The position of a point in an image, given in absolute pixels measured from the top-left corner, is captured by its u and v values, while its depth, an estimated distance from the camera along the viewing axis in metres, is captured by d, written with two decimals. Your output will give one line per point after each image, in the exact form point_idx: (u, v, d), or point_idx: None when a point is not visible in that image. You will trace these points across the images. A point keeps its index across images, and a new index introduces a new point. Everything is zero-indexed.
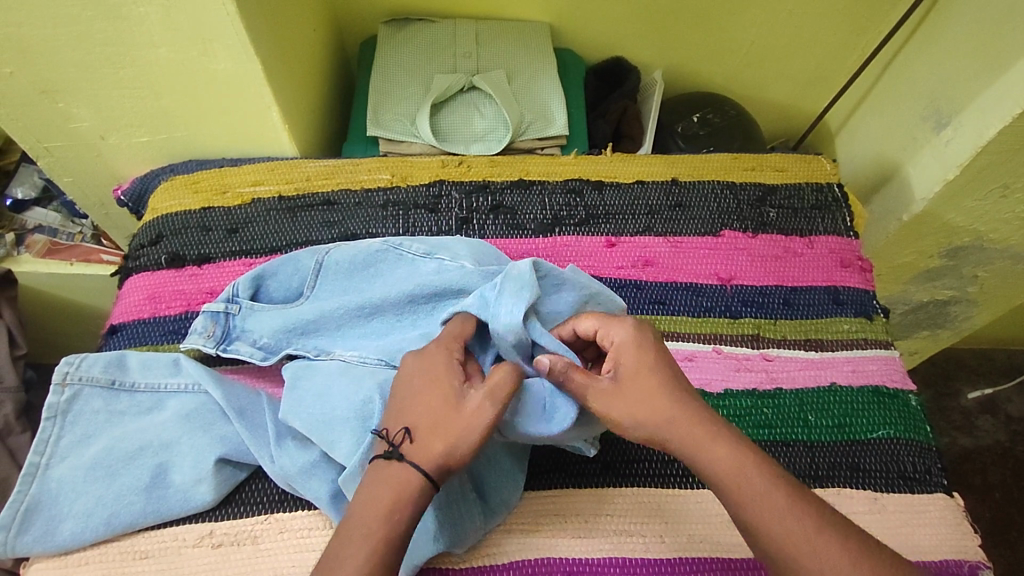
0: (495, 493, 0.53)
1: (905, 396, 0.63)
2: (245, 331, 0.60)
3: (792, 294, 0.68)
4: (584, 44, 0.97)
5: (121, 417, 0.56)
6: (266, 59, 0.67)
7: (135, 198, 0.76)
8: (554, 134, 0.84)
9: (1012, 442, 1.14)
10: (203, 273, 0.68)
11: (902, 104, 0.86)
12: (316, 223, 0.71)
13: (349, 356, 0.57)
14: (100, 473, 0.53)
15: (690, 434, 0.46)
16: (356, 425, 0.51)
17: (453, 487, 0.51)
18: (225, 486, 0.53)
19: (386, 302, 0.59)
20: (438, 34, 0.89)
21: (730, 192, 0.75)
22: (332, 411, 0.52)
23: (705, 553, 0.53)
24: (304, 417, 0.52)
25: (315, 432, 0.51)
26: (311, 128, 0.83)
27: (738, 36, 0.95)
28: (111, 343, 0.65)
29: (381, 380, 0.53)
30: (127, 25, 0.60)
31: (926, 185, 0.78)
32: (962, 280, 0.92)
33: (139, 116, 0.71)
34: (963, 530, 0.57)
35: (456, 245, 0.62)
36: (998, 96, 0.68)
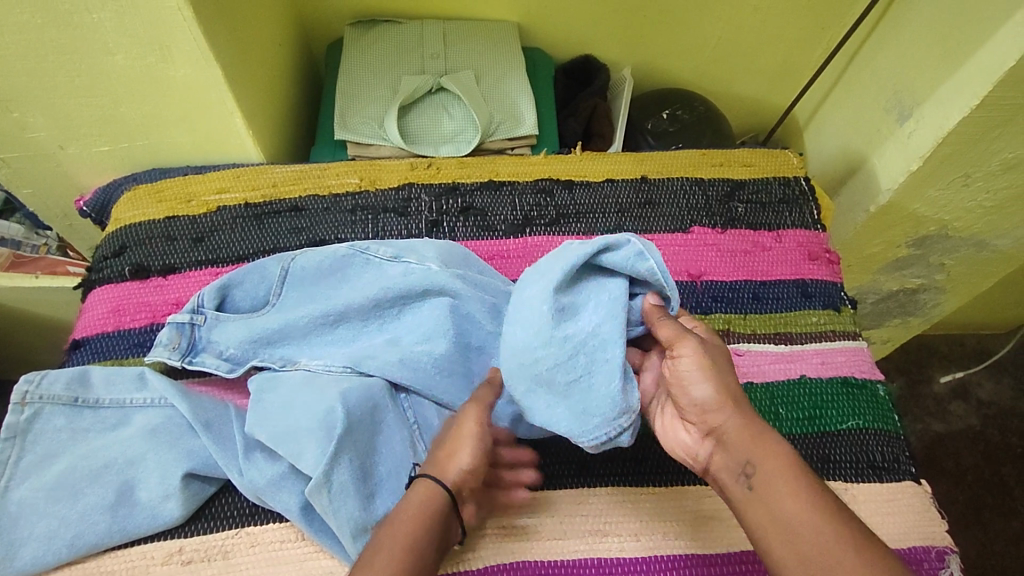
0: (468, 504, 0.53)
1: (873, 386, 0.64)
2: (210, 342, 0.58)
3: (761, 288, 0.69)
4: (553, 43, 0.97)
5: (85, 434, 0.55)
6: (226, 66, 0.66)
7: (99, 208, 0.75)
8: (524, 134, 0.83)
9: (983, 425, 1.17)
10: (168, 284, 0.66)
11: (865, 97, 0.87)
12: (283, 229, 0.70)
13: (315, 365, 0.57)
14: (63, 493, 0.51)
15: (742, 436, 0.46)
16: (323, 434, 0.50)
17: None
18: (194, 501, 0.53)
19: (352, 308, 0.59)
20: (405, 35, 0.88)
21: (699, 188, 0.75)
22: (299, 422, 0.52)
23: (678, 551, 0.54)
24: (270, 430, 0.52)
25: (281, 446, 0.51)
26: (277, 133, 0.82)
27: (706, 31, 0.95)
28: (74, 359, 0.63)
29: (348, 388, 0.53)
30: (80, 32, 0.58)
31: (890, 176, 0.79)
32: (930, 268, 0.94)
33: (98, 125, 0.70)
34: (931, 516, 0.58)
35: (416, 246, 0.62)
36: (956, 88, 0.70)
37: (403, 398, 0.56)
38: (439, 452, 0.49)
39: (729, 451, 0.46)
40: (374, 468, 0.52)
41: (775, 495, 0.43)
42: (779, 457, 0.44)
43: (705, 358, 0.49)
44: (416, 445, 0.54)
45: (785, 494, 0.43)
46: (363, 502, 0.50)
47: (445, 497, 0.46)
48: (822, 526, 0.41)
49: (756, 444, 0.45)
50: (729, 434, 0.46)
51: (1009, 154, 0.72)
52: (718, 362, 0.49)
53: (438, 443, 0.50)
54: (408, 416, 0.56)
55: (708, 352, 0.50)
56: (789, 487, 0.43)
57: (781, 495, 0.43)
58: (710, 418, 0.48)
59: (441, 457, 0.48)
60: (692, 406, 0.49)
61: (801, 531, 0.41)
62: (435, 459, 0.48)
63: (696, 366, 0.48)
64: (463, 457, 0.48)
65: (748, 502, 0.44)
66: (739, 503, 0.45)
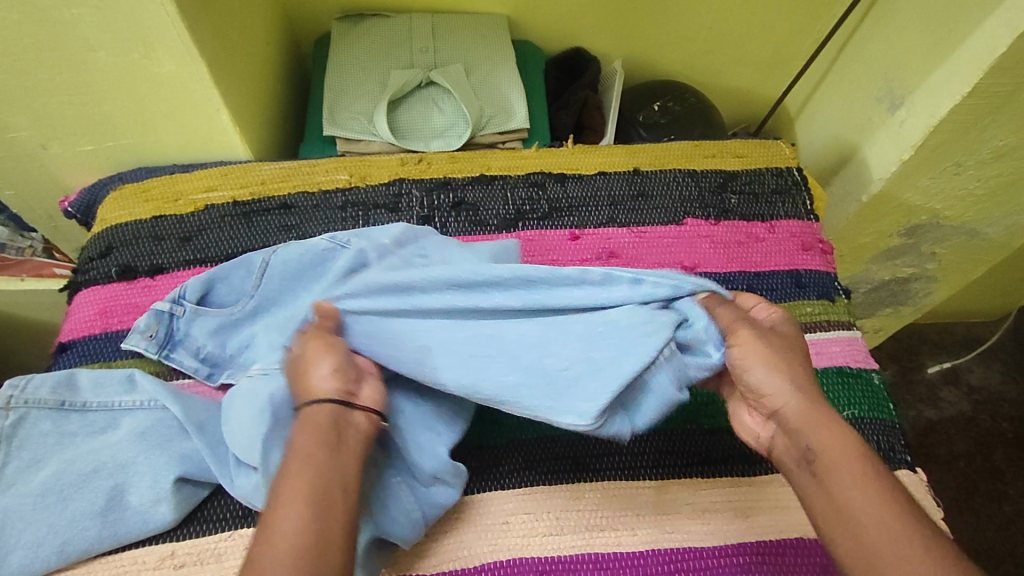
0: (427, 477, 0.51)
1: (868, 375, 0.64)
2: (187, 336, 0.59)
3: (755, 280, 0.69)
4: (543, 36, 0.96)
5: (73, 438, 0.54)
6: (212, 61, 0.65)
7: (84, 209, 0.73)
8: (515, 128, 0.83)
9: (975, 411, 1.18)
10: (157, 285, 0.65)
11: (856, 87, 0.87)
12: (273, 227, 0.69)
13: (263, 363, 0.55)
14: (51, 499, 0.50)
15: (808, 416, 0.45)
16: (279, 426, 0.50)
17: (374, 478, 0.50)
18: (186, 504, 0.52)
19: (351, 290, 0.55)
20: (394, 28, 0.87)
21: (692, 180, 0.75)
22: (261, 419, 0.51)
23: (676, 544, 0.54)
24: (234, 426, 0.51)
25: (241, 443, 0.50)
26: (265, 130, 0.81)
27: (697, 22, 0.95)
28: (61, 362, 0.62)
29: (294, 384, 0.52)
30: (61, 28, 0.57)
31: (882, 165, 0.79)
32: (922, 257, 0.94)
33: (82, 124, 0.68)
34: (926, 504, 0.58)
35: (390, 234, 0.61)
36: (947, 75, 0.70)
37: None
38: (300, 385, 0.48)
39: (792, 436, 0.45)
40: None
41: (843, 484, 0.42)
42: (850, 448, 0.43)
43: (766, 342, 0.48)
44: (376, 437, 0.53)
45: (851, 487, 0.41)
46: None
47: (335, 410, 0.45)
48: (895, 526, 0.39)
49: (818, 429, 0.44)
50: (790, 418, 0.45)
51: (1000, 142, 0.73)
52: (783, 352, 0.48)
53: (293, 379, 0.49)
54: None
55: (768, 339, 0.48)
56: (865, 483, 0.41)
57: (847, 486, 0.42)
58: (770, 402, 0.46)
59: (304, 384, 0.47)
60: (748, 390, 0.47)
61: (865, 519, 0.40)
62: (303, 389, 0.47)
63: (752, 349, 0.47)
64: (328, 372, 0.47)
65: (808, 487, 0.43)
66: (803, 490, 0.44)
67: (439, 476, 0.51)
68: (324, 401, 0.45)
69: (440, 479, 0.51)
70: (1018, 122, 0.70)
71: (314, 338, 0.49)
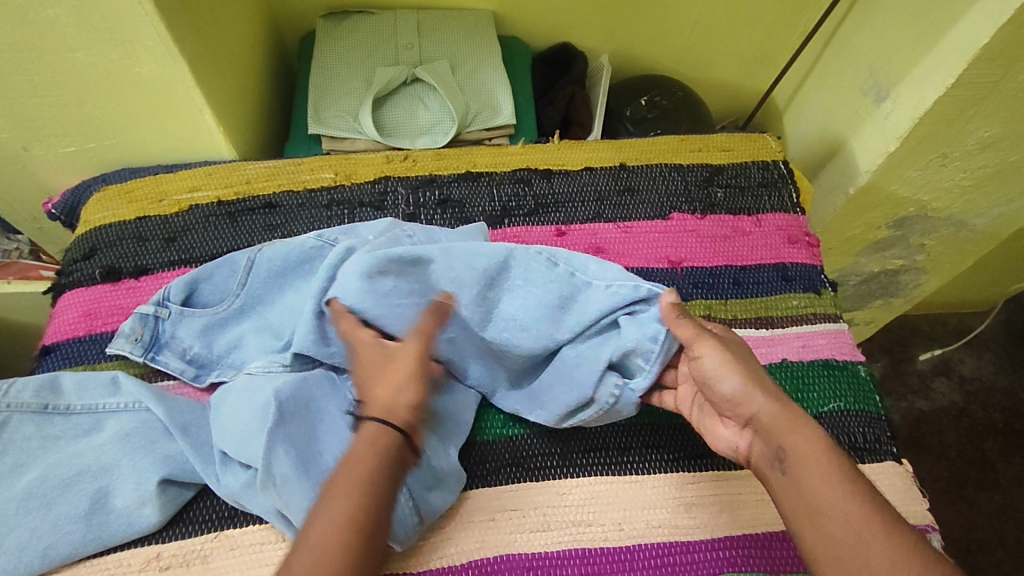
0: (430, 479, 0.51)
1: (855, 367, 0.64)
2: (173, 337, 0.59)
3: (741, 273, 0.69)
4: (529, 31, 0.96)
5: (57, 441, 0.54)
6: (193, 60, 0.64)
7: (68, 210, 0.73)
8: (501, 124, 0.82)
9: (966, 402, 1.18)
10: (141, 286, 0.65)
11: (842, 79, 0.87)
12: (258, 226, 0.69)
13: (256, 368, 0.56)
14: (34, 503, 0.50)
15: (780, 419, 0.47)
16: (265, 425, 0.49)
17: None
18: (171, 506, 0.52)
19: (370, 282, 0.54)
20: (378, 25, 0.86)
21: (678, 174, 0.75)
22: (249, 422, 0.51)
23: (661, 538, 0.54)
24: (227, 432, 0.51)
25: (235, 447, 0.50)
26: (250, 130, 0.81)
27: (683, 16, 0.94)
28: (45, 365, 0.62)
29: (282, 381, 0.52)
30: (37, 29, 0.57)
31: (868, 158, 0.79)
32: (910, 249, 0.94)
33: (63, 125, 0.68)
34: (912, 495, 0.58)
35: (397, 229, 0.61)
36: (931, 67, 0.70)
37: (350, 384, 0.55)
38: (377, 388, 0.49)
39: (764, 437, 0.47)
40: (319, 456, 0.50)
41: (812, 479, 0.44)
42: (813, 442, 0.46)
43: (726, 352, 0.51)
44: None
45: (818, 480, 0.44)
46: (313, 490, 0.48)
47: (396, 433, 0.47)
48: (859, 522, 0.42)
49: (790, 430, 0.46)
50: (762, 421, 0.48)
51: (984, 133, 0.73)
52: (746, 362, 0.51)
53: (370, 380, 0.50)
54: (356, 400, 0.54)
55: (729, 348, 0.51)
56: (825, 476, 0.44)
57: (814, 481, 0.44)
58: (743, 408, 0.49)
59: (385, 396, 0.48)
60: (723, 400, 0.50)
61: (831, 514, 0.43)
62: (377, 399, 0.48)
63: (720, 360, 0.50)
64: (412, 398, 0.48)
65: (780, 484, 0.46)
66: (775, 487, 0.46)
67: (440, 477, 0.52)
68: (390, 425, 0.47)
69: (441, 482, 0.52)
70: (1002, 113, 0.70)
71: (416, 348, 0.50)
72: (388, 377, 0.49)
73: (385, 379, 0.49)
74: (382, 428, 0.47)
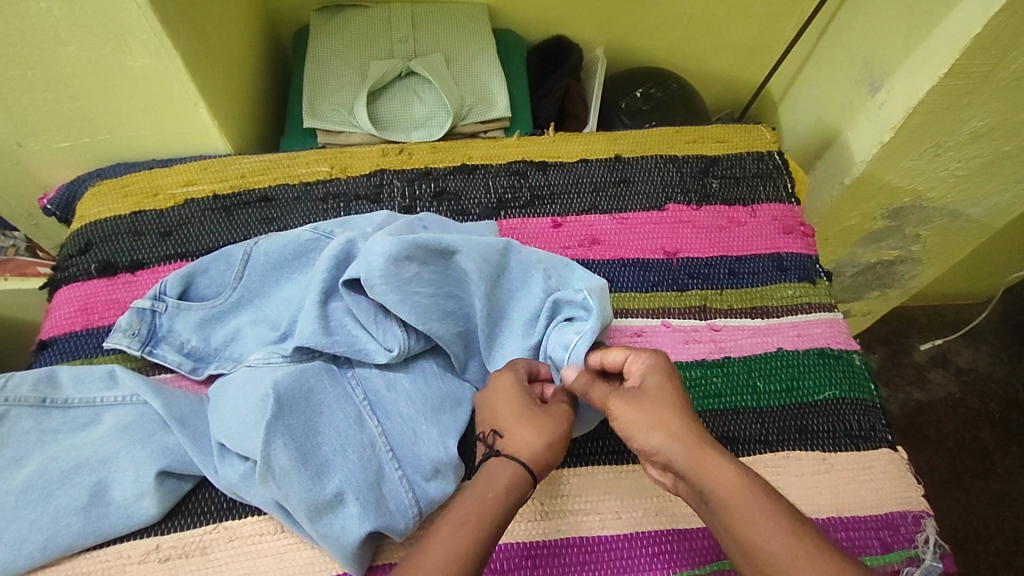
0: (429, 468, 0.51)
1: (850, 356, 0.65)
2: (170, 331, 0.59)
3: (736, 263, 0.69)
4: (524, 24, 0.96)
5: (55, 435, 0.54)
6: (186, 54, 0.64)
7: (63, 206, 0.73)
8: (496, 117, 0.82)
9: (962, 392, 1.19)
10: (137, 280, 0.65)
11: (836, 71, 0.87)
12: (254, 220, 0.69)
13: (254, 360, 0.55)
14: (33, 496, 0.50)
15: (693, 457, 0.45)
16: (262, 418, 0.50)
17: (369, 467, 0.50)
18: (170, 499, 0.52)
19: (392, 268, 0.53)
20: (372, 19, 0.86)
21: (673, 166, 0.75)
22: (247, 415, 0.50)
23: (659, 526, 0.54)
24: (226, 428, 0.51)
25: (233, 440, 0.50)
26: (244, 124, 0.80)
27: (677, 8, 0.94)
28: (42, 359, 0.62)
29: (280, 373, 0.52)
30: (29, 22, 0.56)
31: (863, 148, 0.79)
32: (906, 240, 0.94)
33: (57, 120, 0.68)
34: (908, 482, 0.59)
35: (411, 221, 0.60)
36: (924, 56, 0.70)
37: (349, 374, 0.54)
38: (519, 427, 0.48)
39: (688, 484, 0.45)
40: (318, 448, 0.50)
41: (743, 524, 0.42)
42: (733, 477, 0.44)
43: (639, 405, 0.47)
44: (364, 422, 0.52)
45: (749, 520, 0.42)
46: (312, 482, 0.48)
47: (529, 478, 0.46)
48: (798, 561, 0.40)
49: (707, 468, 0.44)
50: (681, 470, 0.45)
51: (979, 122, 0.73)
52: (657, 404, 0.47)
53: (517, 417, 0.49)
54: (356, 392, 0.53)
55: (643, 402, 0.47)
56: (757, 514, 0.42)
57: (746, 521, 0.42)
58: (659, 457, 0.46)
59: (531, 437, 0.47)
60: (642, 452, 0.47)
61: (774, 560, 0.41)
62: (518, 438, 0.48)
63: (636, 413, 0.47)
64: (550, 455, 0.48)
65: (719, 531, 0.43)
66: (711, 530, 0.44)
67: (440, 467, 0.51)
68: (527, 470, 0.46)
69: (441, 471, 0.51)
70: (996, 102, 0.71)
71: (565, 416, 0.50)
72: (528, 420, 0.49)
73: (535, 420, 0.48)
74: (520, 471, 0.46)
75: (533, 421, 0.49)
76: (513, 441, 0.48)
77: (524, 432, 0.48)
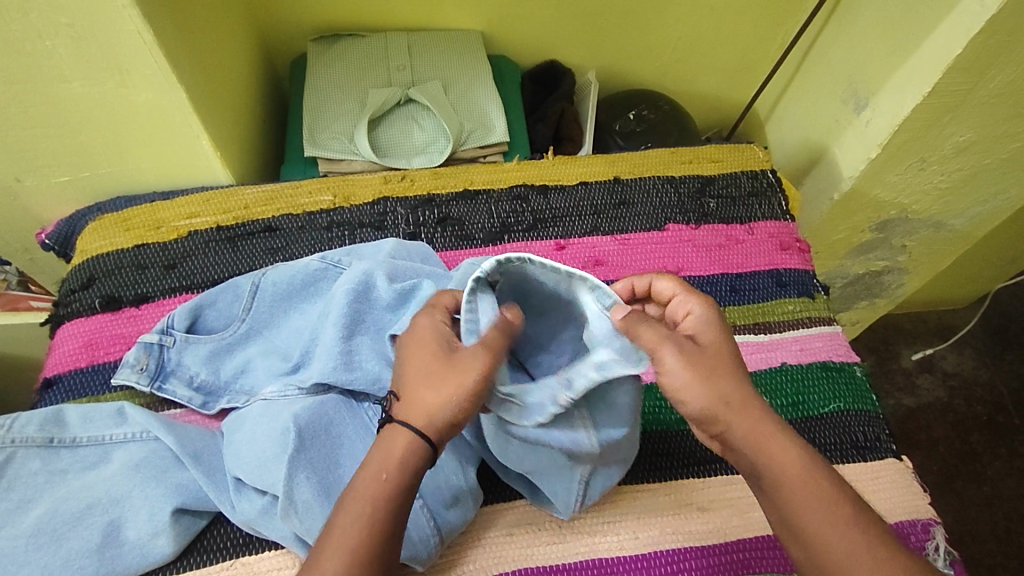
0: (449, 497, 0.51)
1: (851, 368, 0.66)
2: (179, 365, 0.59)
3: (737, 280, 0.71)
4: (517, 49, 0.98)
5: (63, 475, 0.53)
6: (190, 87, 0.64)
7: (62, 240, 0.72)
8: (495, 141, 0.84)
9: (950, 397, 1.22)
10: (142, 314, 0.65)
11: (821, 90, 0.90)
12: (259, 250, 0.69)
13: (270, 393, 0.55)
14: (43, 539, 0.49)
15: (750, 428, 0.45)
16: (282, 452, 0.49)
17: None
18: (185, 537, 0.51)
19: None
20: (370, 48, 0.87)
21: (671, 186, 0.76)
22: (266, 450, 0.50)
23: (677, 545, 0.55)
24: (243, 465, 0.51)
25: (251, 477, 0.49)
26: (244, 154, 0.81)
27: (666, 32, 0.97)
28: (46, 399, 0.61)
29: (300, 407, 0.52)
30: (35, 60, 0.57)
31: (851, 165, 0.82)
32: (893, 250, 0.97)
33: (59, 155, 0.67)
34: (915, 490, 0.60)
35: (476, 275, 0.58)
36: (907, 76, 0.72)
37: (366, 406, 0.54)
38: (421, 388, 0.45)
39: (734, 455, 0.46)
40: (339, 481, 0.50)
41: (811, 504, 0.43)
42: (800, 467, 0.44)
43: (693, 366, 0.45)
44: None
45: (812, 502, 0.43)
46: None
47: (427, 448, 0.44)
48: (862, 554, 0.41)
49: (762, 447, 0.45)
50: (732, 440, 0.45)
51: (960, 138, 0.76)
52: (715, 372, 0.46)
53: (422, 377, 0.45)
54: (373, 422, 0.54)
55: (698, 361, 0.45)
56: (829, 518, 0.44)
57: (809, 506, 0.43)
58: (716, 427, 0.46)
59: (427, 399, 0.45)
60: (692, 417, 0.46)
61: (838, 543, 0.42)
62: (418, 401, 0.45)
63: (685, 379, 0.45)
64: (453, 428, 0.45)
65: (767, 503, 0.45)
66: (760, 500, 0.46)
67: (459, 495, 0.52)
68: (421, 437, 0.44)
69: (459, 499, 0.52)
70: (976, 119, 0.74)
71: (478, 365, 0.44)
72: (439, 379, 0.45)
73: (436, 380, 0.45)
74: (415, 438, 0.44)
75: (439, 378, 0.45)
76: (411, 405, 0.45)
77: (422, 394, 0.45)
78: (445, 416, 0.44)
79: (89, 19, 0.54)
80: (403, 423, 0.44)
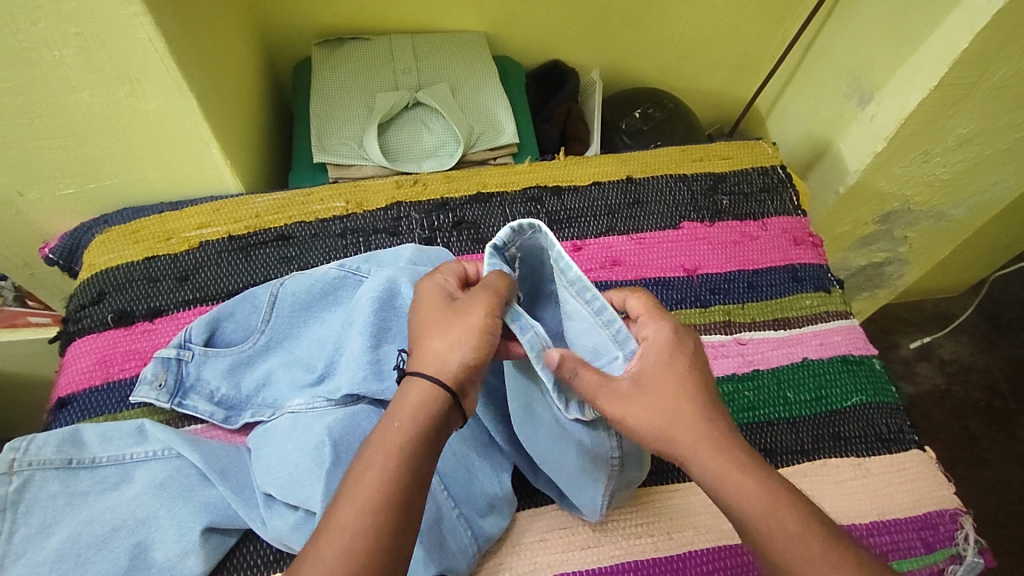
0: (485, 505, 0.52)
1: (870, 361, 0.67)
2: (199, 381, 0.57)
3: (754, 277, 0.71)
4: (520, 49, 0.97)
5: (84, 497, 0.52)
6: (199, 94, 0.63)
7: (67, 253, 0.70)
8: (505, 143, 0.83)
9: (949, 383, 1.23)
10: (156, 329, 0.63)
11: (823, 85, 0.91)
12: (273, 260, 0.67)
13: (298, 407, 0.55)
14: (68, 565, 0.48)
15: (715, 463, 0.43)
16: (316, 467, 0.49)
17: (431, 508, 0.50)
18: (215, 556, 0.50)
19: None
20: (374, 51, 0.86)
21: (683, 184, 0.77)
22: (298, 465, 0.49)
23: (711, 544, 0.55)
24: (274, 482, 0.50)
25: (284, 494, 0.49)
26: (252, 161, 0.79)
27: (669, 30, 0.97)
28: (60, 419, 0.59)
29: (331, 421, 0.51)
30: (42, 71, 0.55)
31: (857, 158, 0.83)
32: (895, 242, 0.98)
33: (65, 167, 0.66)
34: (939, 481, 0.60)
35: None
36: (914, 70, 0.73)
37: None
38: (433, 338, 0.46)
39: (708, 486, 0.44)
40: None
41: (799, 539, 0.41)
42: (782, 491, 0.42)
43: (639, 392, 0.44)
44: None
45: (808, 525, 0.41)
46: None
47: (444, 393, 0.44)
48: None
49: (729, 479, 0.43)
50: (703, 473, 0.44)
51: (964, 129, 0.77)
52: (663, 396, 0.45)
53: (433, 327, 0.47)
54: None
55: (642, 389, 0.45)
56: None
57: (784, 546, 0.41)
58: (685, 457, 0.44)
59: (439, 346, 0.46)
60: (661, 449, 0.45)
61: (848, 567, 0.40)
62: (430, 351, 0.46)
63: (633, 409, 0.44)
64: (470, 372, 0.45)
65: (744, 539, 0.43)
66: None
67: (495, 503, 0.53)
68: (438, 384, 0.44)
69: (495, 507, 0.53)
70: (981, 111, 0.74)
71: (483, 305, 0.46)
72: (445, 325, 0.46)
73: (444, 329, 0.46)
74: (433, 386, 0.44)
75: (448, 325, 0.46)
76: (424, 356, 0.46)
77: (434, 343, 0.46)
78: (461, 356, 0.45)
79: (97, 27, 0.53)
80: (418, 372, 0.45)
